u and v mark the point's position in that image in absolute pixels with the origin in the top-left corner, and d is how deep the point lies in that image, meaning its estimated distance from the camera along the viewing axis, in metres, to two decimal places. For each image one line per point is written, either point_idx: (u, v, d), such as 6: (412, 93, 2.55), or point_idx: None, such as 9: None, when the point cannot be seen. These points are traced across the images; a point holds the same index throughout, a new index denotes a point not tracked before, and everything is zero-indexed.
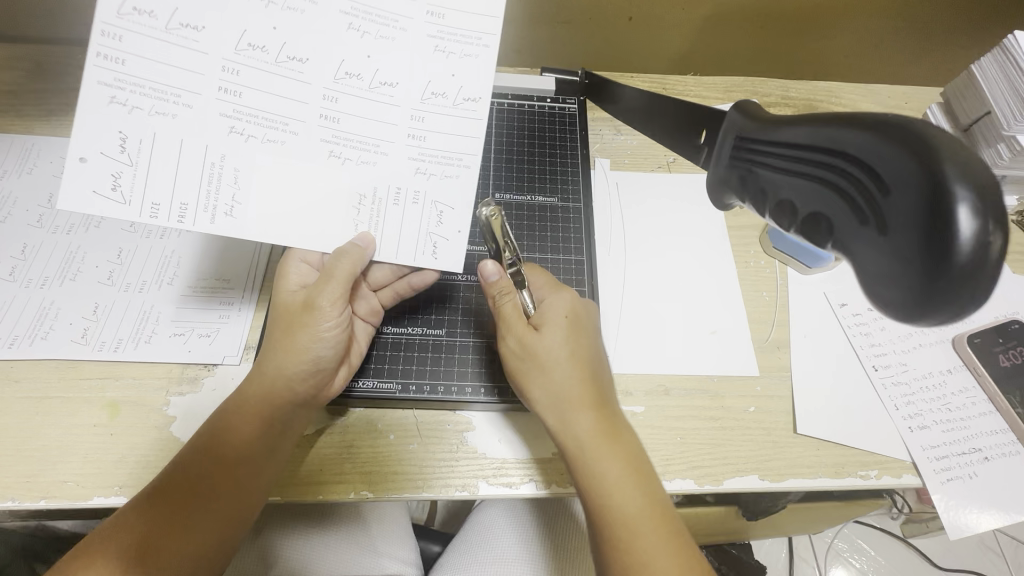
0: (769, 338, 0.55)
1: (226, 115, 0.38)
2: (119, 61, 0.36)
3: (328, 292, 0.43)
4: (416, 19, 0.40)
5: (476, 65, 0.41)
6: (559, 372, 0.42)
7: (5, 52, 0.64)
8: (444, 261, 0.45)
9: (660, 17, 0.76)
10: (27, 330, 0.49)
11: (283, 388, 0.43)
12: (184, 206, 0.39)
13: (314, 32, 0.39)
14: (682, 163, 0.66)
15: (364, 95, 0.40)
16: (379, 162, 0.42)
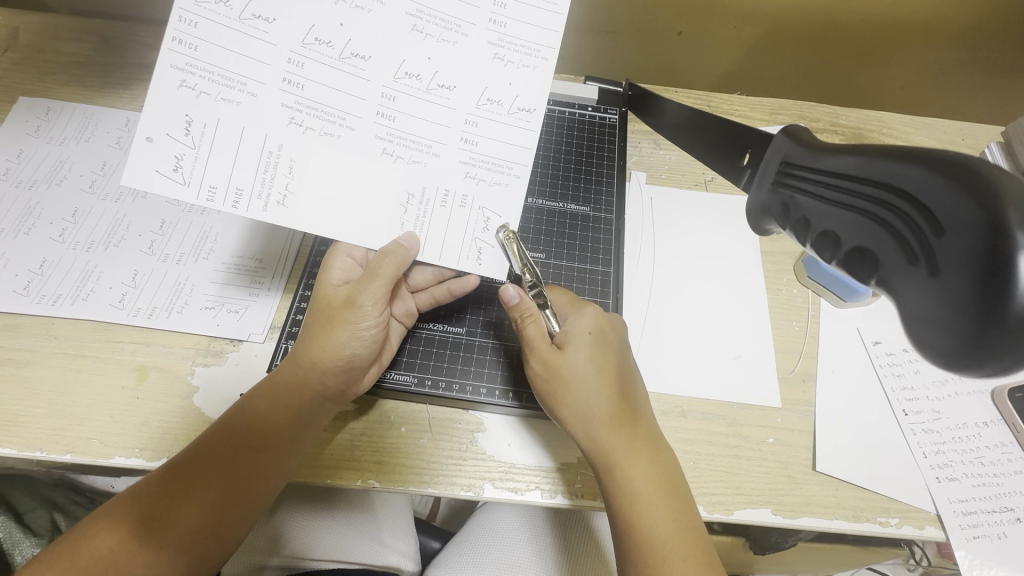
0: (796, 369, 0.54)
1: (288, 106, 0.40)
2: (192, 47, 0.38)
3: (370, 290, 0.43)
4: (478, 25, 0.42)
5: (533, 76, 0.43)
6: (584, 389, 0.41)
7: (77, 24, 0.68)
8: (489, 267, 0.45)
9: (710, 34, 0.75)
10: (71, 289, 0.52)
11: (316, 379, 0.43)
12: (239, 192, 0.40)
13: (378, 33, 0.40)
14: (720, 183, 0.64)
15: (421, 96, 0.41)
16: (430, 163, 0.42)
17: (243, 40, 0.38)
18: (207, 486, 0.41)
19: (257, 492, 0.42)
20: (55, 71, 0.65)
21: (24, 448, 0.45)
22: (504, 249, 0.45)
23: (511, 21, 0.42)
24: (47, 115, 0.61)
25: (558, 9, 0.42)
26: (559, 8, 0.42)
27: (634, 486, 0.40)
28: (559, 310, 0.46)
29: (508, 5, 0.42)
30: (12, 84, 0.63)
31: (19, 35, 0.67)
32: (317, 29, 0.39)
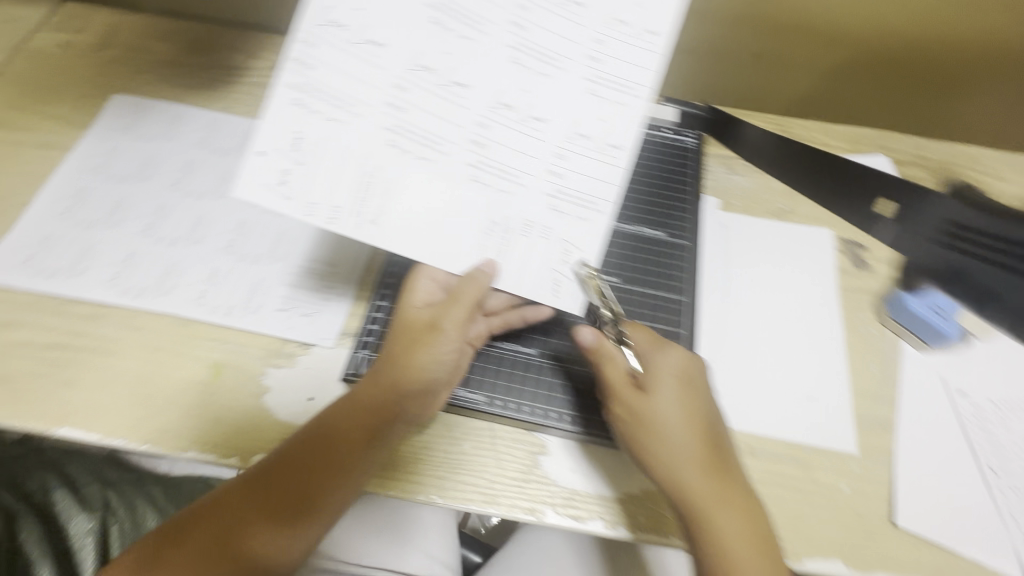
0: (874, 415, 0.51)
1: (387, 129, 0.41)
2: (307, 67, 0.40)
3: (453, 314, 0.44)
4: (576, 60, 0.41)
5: (626, 113, 0.42)
6: (670, 433, 0.41)
7: (171, 26, 0.71)
8: (563, 302, 0.44)
9: (789, 58, 0.73)
10: (154, 283, 0.53)
11: (396, 400, 0.43)
12: (336, 208, 0.41)
13: (480, 63, 0.41)
14: (796, 212, 0.62)
15: (514, 126, 0.41)
16: (516, 192, 0.42)
17: (353, 64, 0.40)
18: (284, 498, 0.42)
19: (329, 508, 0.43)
20: (146, 70, 0.67)
21: (105, 435, 0.47)
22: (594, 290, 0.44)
23: (610, 56, 0.41)
24: (140, 112, 0.64)
25: (658, 47, 0.41)
26: (658, 47, 0.41)
27: (723, 534, 0.39)
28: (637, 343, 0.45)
29: (607, 41, 0.41)
30: (108, 81, 0.66)
31: (117, 35, 0.70)
32: (423, 56, 0.41)
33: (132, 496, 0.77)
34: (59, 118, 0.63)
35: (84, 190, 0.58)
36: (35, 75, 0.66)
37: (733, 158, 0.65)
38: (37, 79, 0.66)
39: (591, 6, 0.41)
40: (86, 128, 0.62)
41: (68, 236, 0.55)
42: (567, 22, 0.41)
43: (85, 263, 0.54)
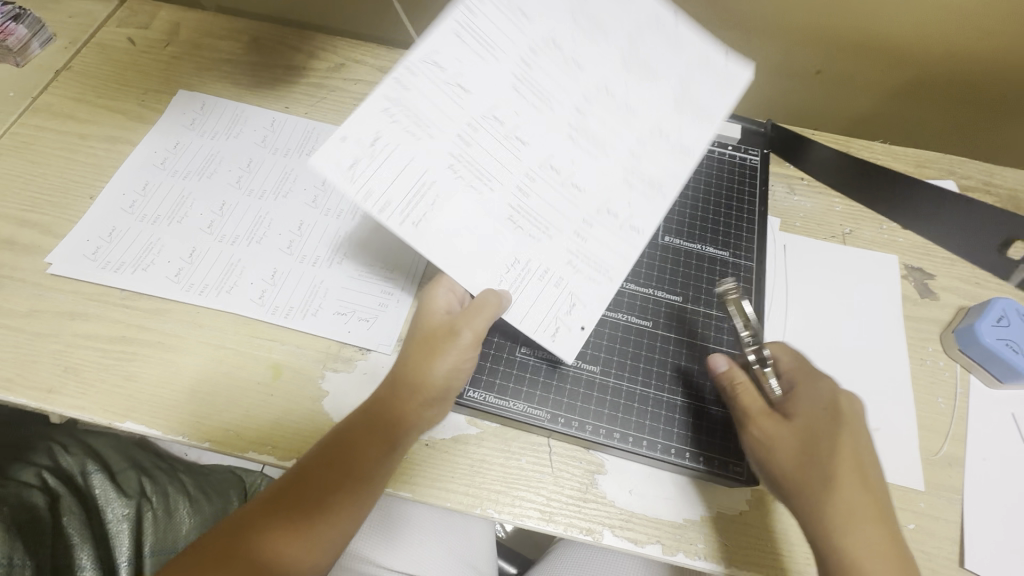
0: (941, 451, 0.50)
1: (451, 157, 0.41)
2: (401, 79, 0.40)
3: (472, 325, 0.42)
4: (620, 148, 0.46)
5: (651, 205, 0.46)
6: (823, 463, 0.39)
7: (232, 23, 0.71)
8: (562, 347, 0.43)
9: (853, 76, 0.71)
10: (215, 281, 0.54)
11: (410, 404, 0.43)
12: (387, 204, 0.40)
13: (544, 129, 0.44)
14: (860, 236, 0.61)
15: (555, 187, 0.44)
16: (544, 243, 0.44)
17: (440, 92, 0.41)
18: (303, 505, 0.41)
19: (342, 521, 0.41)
20: (209, 67, 0.68)
21: (167, 430, 0.47)
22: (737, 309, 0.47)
23: (647, 159, 0.46)
24: (203, 109, 0.65)
25: (689, 157, 0.46)
26: (688, 162, 0.46)
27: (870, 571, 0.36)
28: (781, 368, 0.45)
29: (646, 147, 0.46)
30: (173, 77, 0.67)
31: (180, 30, 0.71)
32: (500, 108, 0.43)
33: (166, 484, 0.78)
34: (126, 112, 0.64)
35: (148, 184, 0.59)
36: (103, 69, 0.68)
37: (795, 178, 0.64)
38: (105, 72, 0.67)
39: (643, 111, 0.46)
40: (151, 124, 0.63)
41: (132, 230, 0.56)
42: (617, 115, 0.46)
43: (149, 258, 0.55)
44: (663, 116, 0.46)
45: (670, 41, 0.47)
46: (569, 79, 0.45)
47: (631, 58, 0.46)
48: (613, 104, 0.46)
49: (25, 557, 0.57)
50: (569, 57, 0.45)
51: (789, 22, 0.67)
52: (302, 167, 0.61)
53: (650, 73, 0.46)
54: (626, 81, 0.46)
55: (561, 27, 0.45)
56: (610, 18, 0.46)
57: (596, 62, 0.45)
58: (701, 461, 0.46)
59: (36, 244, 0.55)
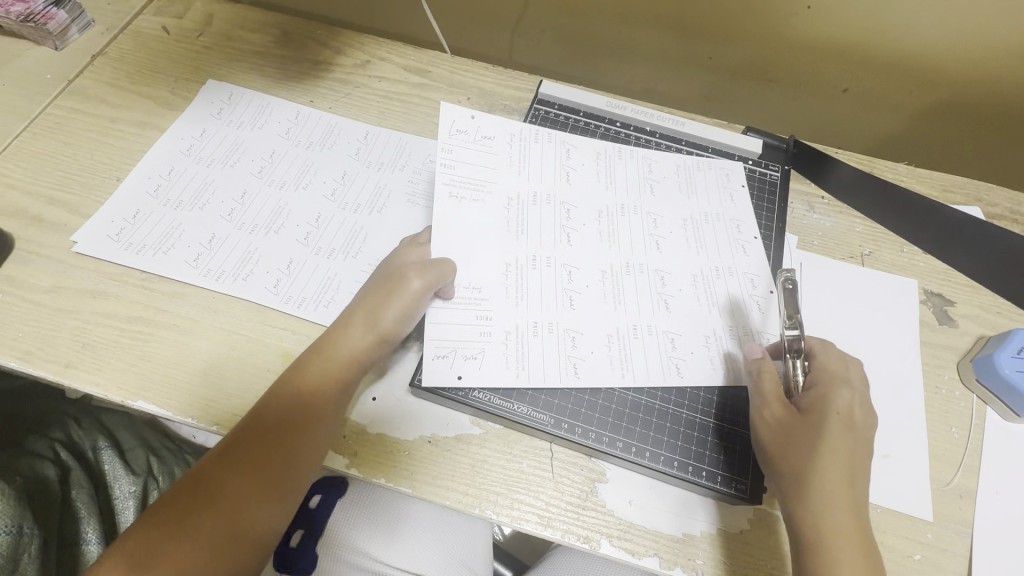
0: (953, 482, 0.49)
1: (514, 196, 0.54)
2: (536, 138, 0.58)
3: (422, 274, 0.47)
4: (624, 313, 0.51)
5: (604, 367, 0.48)
6: (819, 452, 0.40)
7: (264, 17, 0.73)
8: (433, 371, 0.47)
9: (880, 95, 0.70)
10: (232, 269, 0.55)
11: (360, 344, 0.46)
12: (450, 169, 0.53)
13: (590, 249, 0.53)
14: (879, 258, 0.60)
15: (557, 281, 0.51)
16: (500, 306, 0.50)
17: (553, 169, 0.57)
18: (263, 442, 0.42)
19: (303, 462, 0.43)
20: (238, 58, 0.70)
21: (177, 412, 0.48)
22: (785, 297, 0.47)
23: (635, 343, 0.50)
24: (230, 99, 0.66)
25: (676, 358, 0.49)
26: (677, 370, 0.49)
27: (834, 553, 0.37)
28: (814, 365, 0.46)
29: (639, 333, 0.50)
30: (203, 66, 0.69)
31: (213, 22, 0.72)
32: (568, 212, 0.55)
33: (171, 464, 0.79)
34: (156, 99, 0.66)
35: (173, 170, 0.60)
36: (137, 56, 0.69)
37: (815, 196, 0.63)
38: (139, 59, 0.69)
39: (676, 313, 0.51)
40: (180, 112, 0.65)
41: (155, 214, 0.57)
42: (653, 299, 0.52)
43: (169, 242, 0.56)
44: (688, 334, 0.50)
45: (743, 267, 0.54)
46: (647, 233, 0.55)
47: (705, 279, 0.53)
48: (658, 291, 0.52)
49: (33, 527, 0.59)
50: (659, 233, 0.55)
51: (816, 40, 0.66)
52: (323, 160, 0.62)
53: (710, 295, 0.52)
54: (687, 281, 0.53)
55: (676, 211, 0.56)
56: (718, 207, 0.57)
57: (678, 254, 0.54)
58: (705, 476, 0.46)
59: (64, 223, 0.57)
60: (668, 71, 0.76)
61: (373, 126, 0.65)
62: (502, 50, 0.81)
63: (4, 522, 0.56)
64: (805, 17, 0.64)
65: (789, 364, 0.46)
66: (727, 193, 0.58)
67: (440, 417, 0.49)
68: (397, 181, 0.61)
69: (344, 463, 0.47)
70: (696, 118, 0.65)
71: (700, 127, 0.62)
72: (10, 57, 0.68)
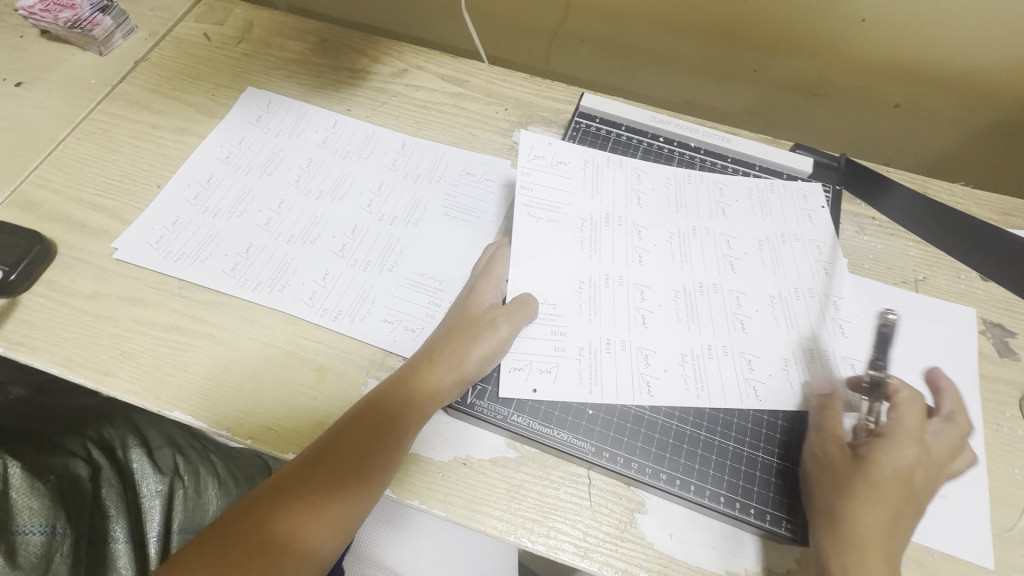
0: (1015, 528, 0.46)
1: (588, 217, 0.54)
2: (609, 163, 0.57)
3: (512, 321, 0.47)
4: (702, 335, 0.50)
5: (680, 388, 0.48)
6: (863, 500, 0.39)
7: (302, 24, 0.73)
8: (507, 382, 0.47)
9: (936, 111, 0.67)
10: (269, 279, 0.54)
11: (445, 383, 0.46)
12: (529, 189, 0.54)
13: (663, 269, 0.52)
14: (934, 284, 0.57)
15: (630, 301, 0.51)
16: (572, 323, 0.49)
17: (626, 191, 0.56)
18: (337, 473, 0.42)
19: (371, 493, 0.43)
20: (277, 65, 0.70)
21: (211, 424, 0.48)
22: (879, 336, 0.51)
23: (711, 365, 0.49)
24: (268, 107, 0.66)
25: (753, 382, 0.48)
26: (755, 392, 0.48)
27: None
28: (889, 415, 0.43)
29: (715, 354, 0.49)
30: (243, 74, 0.69)
31: (253, 28, 0.73)
32: (644, 233, 0.54)
33: (197, 462, 0.78)
34: (195, 106, 0.66)
35: (212, 178, 0.60)
36: (179, 62, 0.70)
37: (865, 217, 0.60)
38: (180, 65, 0.69)
39: (754, 338, 0.50)
40: (219, 119, 0.65)
41: (194, 222, 0.57)
42: (731, 322, 0.50)
43: (208, 251, 0.56)
44: (766, 357, 0.49)
45: (816, 292, 0.52)
46: (719, 253, 0.53)
47: (783, 300, 0.51)
48: (733, 312, 0.51)
49: (66, 526, 0.60)
50: (734, 254, 0.53)
51: (871, 54, 0.64)
52: (360, 172, 0.61)
53: (791, 319, 0.50)
54: (764, 303, 0.51)
55: (751, 233, 0.55)
56: (796, 228, 0.55)
57: (753, 275, 0.52)
58: (752, 513, 0.44)
59: (105, 229, 0.57)
60: (710, 84, 0.74)
61: (409, 136, 0.65)
62: (539, 58, 0.80)
63: (38, 522, 0.57)
64: (859, 32, 0.61)
65: (865, 407, 0.46)
66: (805, 213, 0.56)
67: (475, 439, 0.48)
68: (434, 193, 0.60)
69: None
70: (741, 134, 0.63)
71: (749, 144, 0.60)
72: (57, 62, 0.69)
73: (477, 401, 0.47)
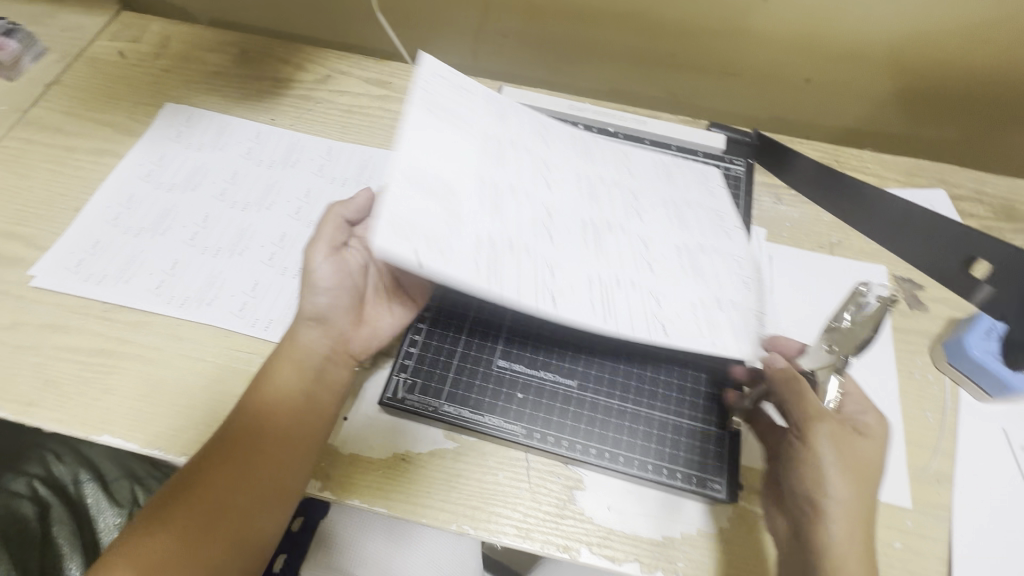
0: (929, 467, 0.48)
1: (493, 135, 0.50)
2: (513, 107, 0.54)
3: (322, 246, 0.49)
4: (610, 264, 0.46)
5: (585, 303, 0.42)
6: (867, 482, 0.40)
7: (220, 37, 0.72)
8: (385, 239, 0.37)
9: (843, 83, 0.71)
10: (196, 293, 0.54)
11: (295, 331, 0.47)
12: (430, 89, 0.48)
13: (569, 204, 0.49)
14: (847, 247, 0.60)
15: (532, 215, 0.46)
16: (467, 215, 0.42)
17: (532, 132, 0.53)
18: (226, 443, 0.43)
19: (258, 448, 0.43)
20: (197, 79, 0.69)
21: (141, 444, 0.47)
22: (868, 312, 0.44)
23: (619, 294, 0.44)
24: (188, 122, 0.65)
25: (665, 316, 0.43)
26: (668, 323, 0.43)
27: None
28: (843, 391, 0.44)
29: (621, 283, 0.45)
30: (161, 90, 0.68)
31: (170, 44, 0.71)
32: (550, 167, 0.51)
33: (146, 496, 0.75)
34: (113, 125, 0.65)
35: (133, 197, 0.59)
36: (93, 82, 0.68)
37: (782, 188, 0.63)
38: (94, 85, 0.68)
39: (662, 277, 0.46)
40: (138, 137, 0.64)
41: (116, 243, 0.56)
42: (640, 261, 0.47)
43: (132, 270, 0.55)
44: (676, 296, 0.45)
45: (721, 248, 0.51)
46: (628, 203, 0.52)
47: (690, 251, 0.49)
48: (641, 254, 0.48)
49: None
50: (641, 206, 0.52)
51: (775, 31, 0.66)
52: (286, 178, 0.61)
53: (698, 271, 0.48)
54: (671, 252, 0.49)
55: (659, 194, 0.54)
56: (704, 198, 0.55)
57: (660, 224, 0.51)
58: (680, 477, 0.46)
59: (21, 257, 0.56)
60: (632, 71, 0.76)
61: (336, 141, 0.65)
62: (464, 57, 0.80)
63: None
64: (764, 11, 0.64)
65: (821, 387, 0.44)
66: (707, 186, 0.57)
67: (412, 434, 0.48)
68: None
69: (317, 487, 0.45)
70: (660, 117, 0.66)
71: (665, 126, 0.63)
72: None
73: (408, 396, 0.48)
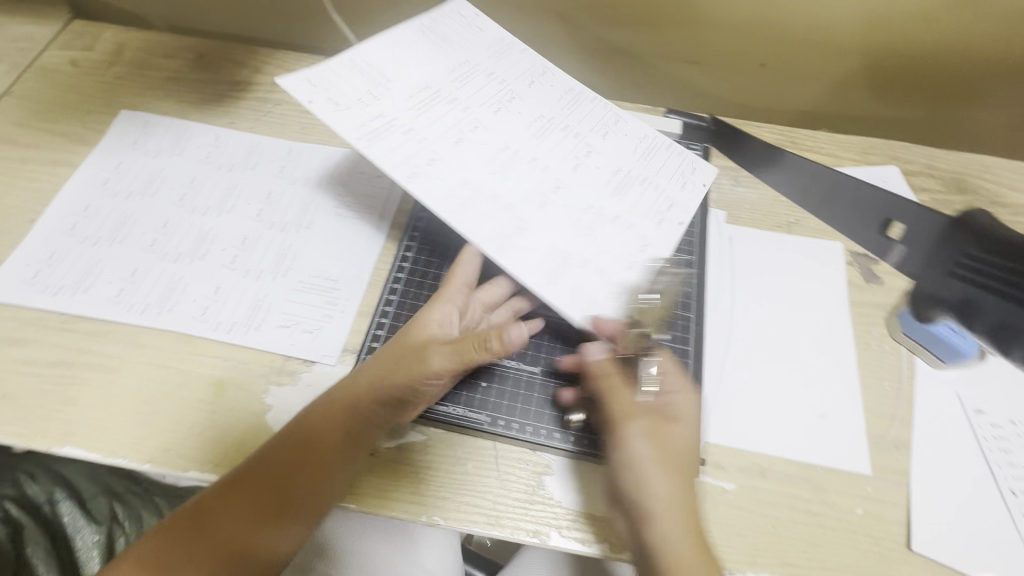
0: (888, 434, 0.50)
1: (471, 62, 0.55)
2: (523, 51, 0.58)
3: (445, 352, 0.45)
4: (491, 181, 0.50)
5: (434, 185, 0.48)
6: (671, 465, 0.43)
7: (176, 43, 0.71)
8: (291, 83, 0.49)
9: (796, 66, 0.72)
10: (156, 300, 0.53)
11: (372, 405, 0.45)
12: (437, 23, 0.57)
13: (507, 131, 0.53)
14: (804, 226, 0.61)
15: (456, 120, 0.52)
16: (384, 98, 0.51)
17: (523, 70, 0.57)
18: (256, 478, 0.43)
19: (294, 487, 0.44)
20: (152, 86, 0.68)
21: (105, 454, 0.47)
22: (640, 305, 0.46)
23: (481, 206, 0.49)
24: (145, 129, 0.64)
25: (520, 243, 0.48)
26: (518, 241, 0.48)
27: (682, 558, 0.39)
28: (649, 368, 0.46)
29: (487, 193, 0.49)
30: (116, 98, 0.67)
31: (124, 51, 0.71)
32: (515, 100, 0.55)
33: None
34: (67, 135, 0.64)
35: (89, 207, 0.59)
36: (45, 92, 0.67)
37: (740, 171, 0.64)
38: (47, 96, 0.67)
39: (546, 223, 0.49)
40: (93, 146, 0.63)
41: (73, 254, 0.56)
42: (537, 202, 0.50)
43: (90, 280, 0.54)
44: (544, 233, 0.49)
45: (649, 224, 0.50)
46: (573, 153, 0.53)
47: (597, 213, 0.50)
48: (545, 192, 0.51)
49: None
50: (586, 160, 0.53)
51: (726, 17, 0.68)
52: (247, 181, 0.61)
53: (589, 232, 0.50)
54: (577, 207, 0.51)
55: (614, 159, 0.54)
56: (655, 174, 0.54)
57: (590, 185, 0.52)
58: None
59: None
60: (592, 63, 0.77)
61: (296, 142, 0.64)
62: None
63: None
64: None
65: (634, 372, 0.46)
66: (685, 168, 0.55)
67: None
68: (323, 194, 0.60)
69: None
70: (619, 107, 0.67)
71: None
72: None
73: None
